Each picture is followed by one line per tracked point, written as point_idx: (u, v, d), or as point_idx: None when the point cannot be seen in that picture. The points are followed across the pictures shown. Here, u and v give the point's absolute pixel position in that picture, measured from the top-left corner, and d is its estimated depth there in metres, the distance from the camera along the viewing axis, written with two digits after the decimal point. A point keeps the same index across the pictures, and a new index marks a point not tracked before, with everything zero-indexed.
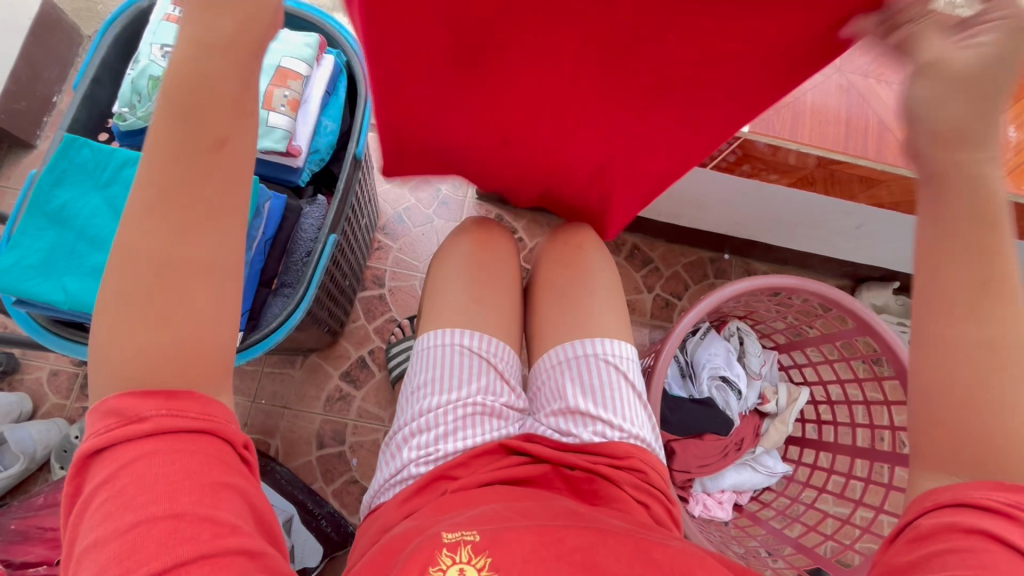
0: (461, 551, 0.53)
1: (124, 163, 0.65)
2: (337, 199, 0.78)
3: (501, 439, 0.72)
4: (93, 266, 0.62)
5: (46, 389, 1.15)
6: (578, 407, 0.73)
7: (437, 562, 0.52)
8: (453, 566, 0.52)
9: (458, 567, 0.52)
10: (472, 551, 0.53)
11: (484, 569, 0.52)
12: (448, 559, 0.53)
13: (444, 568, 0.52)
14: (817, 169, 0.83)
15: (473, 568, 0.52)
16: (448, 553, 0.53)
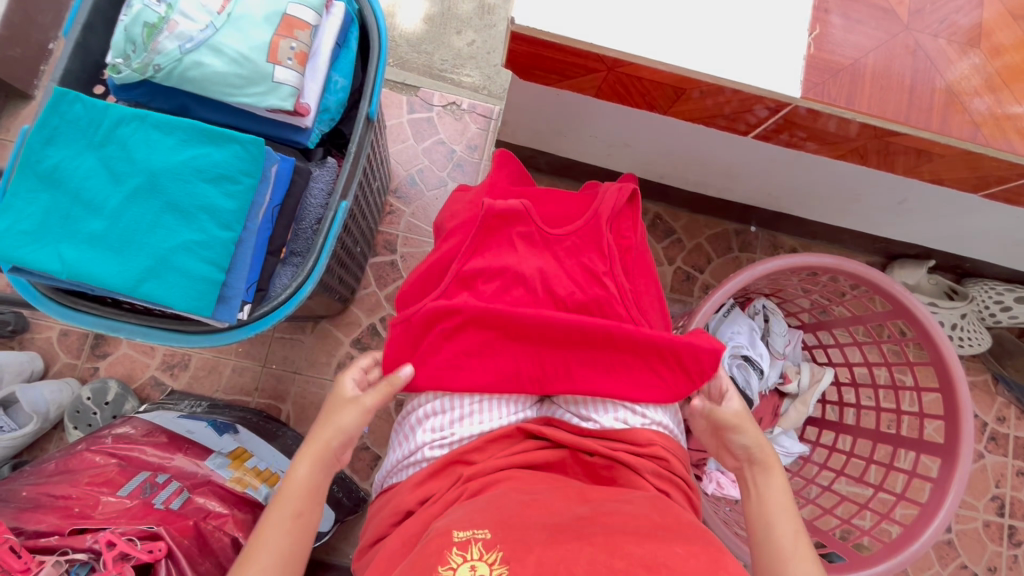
0: (471, 549, 0.50)
1: (119, 120, 0.59)
2: (349, 161, 0.72)
3: (519, 423, 0.70)
4: (89, 232, 0.56)
5: (57, 349, 1.14)
6: (600, 393, 0.71)
7: (447, 562, 0.49)
8: (464, 564, 0.49)
9: (469, 565, 0.49)
10: (484, 548, 0.50)
11: (496, 565, 0.48)
12: (459, 557, 0.50)
13: (454, 568, 0.49)
14: (864, 138, 0.75)
15: (484, 566, 0.48)
16: (458, 552, 0.50)
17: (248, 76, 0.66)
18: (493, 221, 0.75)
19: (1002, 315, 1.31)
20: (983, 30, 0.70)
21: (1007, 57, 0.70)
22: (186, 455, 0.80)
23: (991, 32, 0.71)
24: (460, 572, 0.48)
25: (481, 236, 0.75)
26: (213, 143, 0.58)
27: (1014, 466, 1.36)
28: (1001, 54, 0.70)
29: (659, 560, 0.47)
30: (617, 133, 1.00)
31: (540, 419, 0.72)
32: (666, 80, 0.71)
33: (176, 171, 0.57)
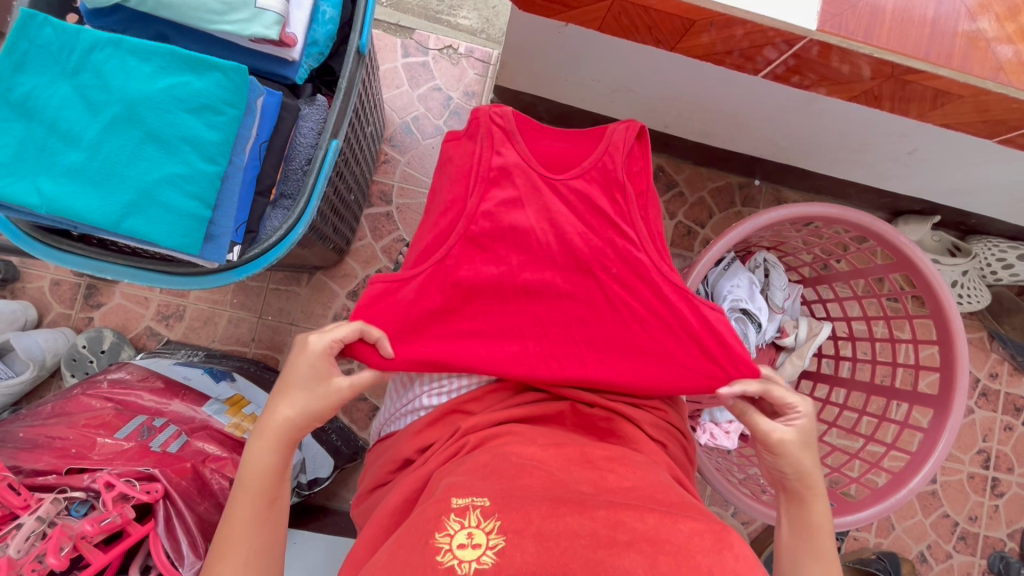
0: (469, 517, 0.48)
1: (92, 45, 0.55)
2: (340, 98, 0.68)
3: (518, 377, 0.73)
4: (67, 165, 0.53)
5: (49, 299, 1.13)
6: None
7: (444, 529, 0.47)
8: (461, 531, 0.46)
9: (467, 532, 0.46)
10: (481, 517, 0.48)
11: (493, 534, 0.46)
12: (456, 524, 0.47)
13: (451, 534, 0.46)
14: (875, 80, 0.72)
15: (481, 534, 0.46)
16: (455, 519, 0.48)
17: (229, 2, 0.61)
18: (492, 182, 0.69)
19: (1002, 273, 1.30)
20: None
21: None
22: (184, 401, 0.80)
23: None
24: (457, 540, 0.46)
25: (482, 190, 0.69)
26: (196, 73, 0.55)
27: (1002, 422, 1.38)
28: None
29: (662, 536, 0.44)
30: (619, 75, 0.96)
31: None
32: (676, 11, 0.67)
33: (155, 101, 0.54)
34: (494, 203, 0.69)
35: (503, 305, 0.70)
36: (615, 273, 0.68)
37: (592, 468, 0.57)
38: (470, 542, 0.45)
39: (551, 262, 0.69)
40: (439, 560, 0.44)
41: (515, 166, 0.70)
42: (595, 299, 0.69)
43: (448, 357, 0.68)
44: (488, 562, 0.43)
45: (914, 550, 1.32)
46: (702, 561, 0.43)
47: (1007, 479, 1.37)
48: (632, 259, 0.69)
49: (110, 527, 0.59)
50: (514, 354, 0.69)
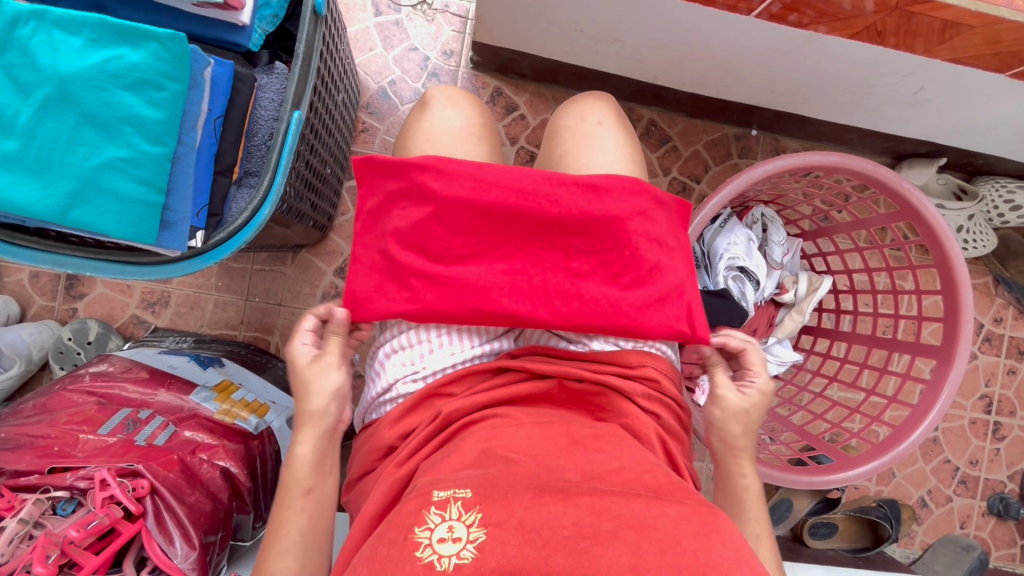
0: (449, 509, 0.47)
1: (13, 19, 0.50)
2: (299, 64, 0.63)
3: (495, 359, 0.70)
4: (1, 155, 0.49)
5: (31, 292, 1.11)
6: None
7: (424, 523, 0.46)
8: (441, 524, 0.46)
9: (447, 525, 0.45)
10: (463, 509, 0.47)
11: (474, 527, 0.45)
12: (436, 517, 0.46)
13: (432, 528, 0.45)
14: (881, 14, 0.66)
15: (461, 527, 0.45)
16: (436, 511, 0.47)
17: None
18: (436, 210, 0.66)
19: (1009, 215, 1.26)
20: None
21: None
22: (170, 391, 0.78)
23: None
24: (437, 534, 0.45)
25: (427, 220, 0.66)
26: (132, 44, 0.50)
27: (1005, 365, 1.37)
28: None
29: (649, 523, 0.45)
30: (601, 24, 0.90)
31: (512, 352, 0.71)
32: None
33: (89, 79, 0.49)
34: (441, 227, 0.66)
35: (464, 305, 0.65)
36: (578, 279, 0.67)
37: (580, 453, 0.54)
38: (450, 535, 0.45)
39: (512, 278, 0.66)
40: (418, 557, 0.43)
41: (451, 196, 0.65)
42: (567, 295, 0.66)
43: (427, 314, 0.66)
44: (467, 558, 0.43)
45: (914, 495, 1.34)
46: (688, 547, 0.43)
47: (1009, 422, 1.37)
48: (591, 268, 0.68)
49: (97, 530, 0.58)
50: (503, 306, 0.65)
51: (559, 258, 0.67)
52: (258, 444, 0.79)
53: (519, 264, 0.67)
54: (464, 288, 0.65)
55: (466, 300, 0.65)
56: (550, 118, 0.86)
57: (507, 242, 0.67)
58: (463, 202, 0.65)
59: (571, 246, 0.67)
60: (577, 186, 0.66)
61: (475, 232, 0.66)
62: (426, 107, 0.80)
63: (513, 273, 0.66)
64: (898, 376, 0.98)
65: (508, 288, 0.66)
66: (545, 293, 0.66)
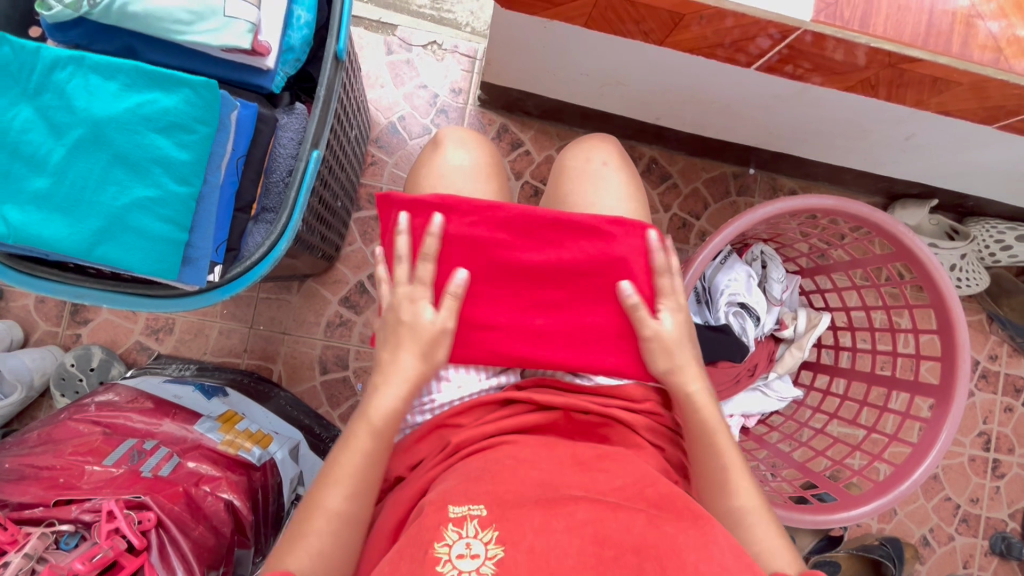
0: (466, 527, 0.48)
1: (53, 64, 0.52)
2: (320, 108, 0.66)
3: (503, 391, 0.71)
4: (33, 191, 0.51)
5: (35, 318, 1.11)
6: None
7: (443, 538, 0.47)
8: (458, 541, 0.47)
9: (464, 542, 0.47)
10: (479, 526, 0.48)
11: (492, 544, 0.46)
12: (454, 534, 0.47)
13: (450, 544, 0.46)
14: (874, 68, 0.69)
15: (479, 544, 0.46)
16: (453, 528, 0.48)
17: (197, 11, 0.59)
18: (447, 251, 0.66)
19: (1000, 254, 1.29)
20: None
21: None
22: (174, 421, 0.79)
23: None
24: (455, 550, 0.46)
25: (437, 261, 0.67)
26: (164, 89, 0.52)
27: (1002, 403, 1.38)
28: None
29: (648, 542, 0.46)
30: (606, 70, 0.93)
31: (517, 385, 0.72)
32: (662, 4, 0.63)
33: (122, 122, 0.51)
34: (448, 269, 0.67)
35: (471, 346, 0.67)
36: (583, 324, 0.68)
37: (585, 473, 0.56)
38: (467, 552, 0.46)
39: (518, 321, 0.68)
40: (439, 571, 0.44)
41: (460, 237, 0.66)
42: (571, 338, 0.68)
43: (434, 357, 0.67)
44: (488, 574, 0.44)
45: (916, 534, 1.33)
46: (687, 559, 0.44)
47: (1008, 460, 1.38)
48: (594, 315, 0.68)
49: (101, 563, 0.57)
50: (510, 348, 0.68)
51: (565, 299, 0.68)
52: (260, 475, 0.79)
53: (525, 307, 0.68)
54: (472, 329, 0.68)
55: (472, 340, 0.68)
56: (556, 158, 0.88)
57: (515, 283, 0.68)
58: (474, 240, 0.66)
59: (576, 290, 0.68)
60: (585, 230, 0.66)
61: (483, 276, 0.67)
62: (437, 148, 0.82)
63: (519, 316, 0.68)
64: (900, 413, 0.98)
65: (514, 332, 0.68)
66: (550, 335, 0.68)
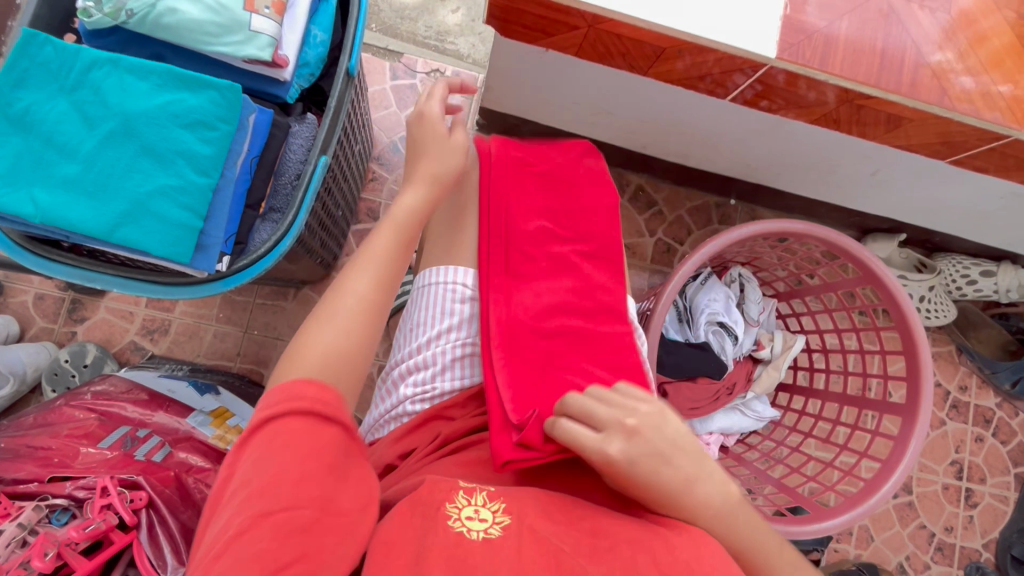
0: (475, 496, 0.51)
1: (91, 63, 0.57)
2: (331, 117, 0.71)
3: None
4: (63, 176, 0.55)
5: (33, 314, 1.13)
6: None
7: (454, 501, 0.50)
8: (468, 506, 0.49)
9: (473, 508, 0.49)
10: (488, 498, 0.51)
11: (499, 513, 0.49)
12: (464, 500, 0.50)
13: (459, 506, 0.49)
14: (839, 106, 0.76)
15: (488, 511, 0.49)
16: (463, 495, 0.51)
17: (225, 25, 0.64)
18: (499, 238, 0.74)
19: (966, 289, 1.37)
20: (968, 19, 0.71)
21: (991, 42, 0.70)
22: (167, 413, 0.80)
23: (973, 19, 0.71)
24: (464, 512, 0.49)
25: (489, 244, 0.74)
26: (191, 90, 0.57)
27: (973, 433, 1.42)
28: (984, 39, 0.70)
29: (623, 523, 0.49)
30: (596, 99, 1.01)
31: None
32: (647, 38, 0.70)
33: (152, 116, 0.56)
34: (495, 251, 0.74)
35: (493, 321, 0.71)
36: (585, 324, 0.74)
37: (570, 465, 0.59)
38: (476, 516, 0.49)
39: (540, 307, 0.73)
40: (449, 525, 0.47)
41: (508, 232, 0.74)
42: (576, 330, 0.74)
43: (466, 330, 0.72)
44: (495, 534, 0.47)
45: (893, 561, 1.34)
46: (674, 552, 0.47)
47: (980, 489, 1.41)
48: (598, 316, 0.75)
49: (94, 534, 0.58)
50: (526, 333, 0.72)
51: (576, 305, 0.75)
52: None
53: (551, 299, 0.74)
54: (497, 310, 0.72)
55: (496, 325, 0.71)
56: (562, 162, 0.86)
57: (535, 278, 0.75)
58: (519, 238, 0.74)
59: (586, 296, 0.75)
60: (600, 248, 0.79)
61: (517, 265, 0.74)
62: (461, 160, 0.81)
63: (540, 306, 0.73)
64: (871, 432, 1.02)
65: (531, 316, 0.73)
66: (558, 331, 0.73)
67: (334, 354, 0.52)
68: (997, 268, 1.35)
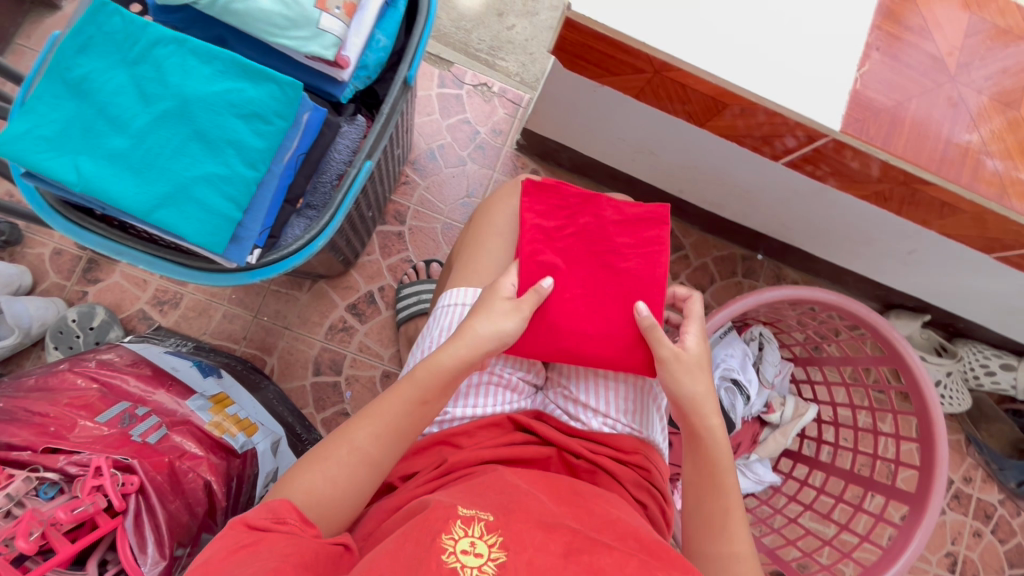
0: (473, 526, 0.50)
1: (156, 40, 0.57)
2: (382, 122, 0.70)
3: (510, 413, 0.71)
4: (111, 148, 0.55)
5: (48, 268, 1.13)
6: (581, 397, 0.71)
7: (451, 531, 0.49)
8: (465, 538, 0.48)
9: (469, 540, 0.48)
10: (485, 529, 0.50)
11: (495, 547, 0.48)
12: (461, 530, 0.49)
13: (455, 539, 0.48)
14: (891, 184, 0.75)
15: (484, 545, 0.48)
16: (461, 525, 0.50)
17: (294, 19, 0.64)
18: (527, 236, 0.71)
19: (984, 379, 1.34)
20: None
21: None
22: (168, 392, 0.79)
23: None
24: (460, 546, 0.47)
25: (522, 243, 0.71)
26: (252, 81, 0.57)
27: (971, 527, 1.39)
28: None
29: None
30: (643, 140, 1.00)
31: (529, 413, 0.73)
32: (710, 91, 0.69)
33: (209, 102, 0.56)
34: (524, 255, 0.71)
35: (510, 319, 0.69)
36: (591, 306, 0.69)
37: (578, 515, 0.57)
38: (472, 550, 0.47)
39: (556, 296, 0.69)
40: (444, 560, 0.46)
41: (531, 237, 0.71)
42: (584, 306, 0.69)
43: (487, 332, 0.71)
44: (489, 572, 0.46)
45: None
46: None
47: None
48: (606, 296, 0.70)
49: (81, 516, 0.57)
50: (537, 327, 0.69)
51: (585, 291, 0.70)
52: (239, 464, 0.78)
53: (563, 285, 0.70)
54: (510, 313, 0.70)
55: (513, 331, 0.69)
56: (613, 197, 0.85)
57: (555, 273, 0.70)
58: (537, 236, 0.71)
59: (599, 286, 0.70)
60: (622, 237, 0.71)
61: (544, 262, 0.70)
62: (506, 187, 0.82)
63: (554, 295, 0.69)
64: (874, 517, 0.99)
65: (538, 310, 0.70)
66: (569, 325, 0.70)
67: (340, 483, 0.56)
68: (1017, 363, 1.33)
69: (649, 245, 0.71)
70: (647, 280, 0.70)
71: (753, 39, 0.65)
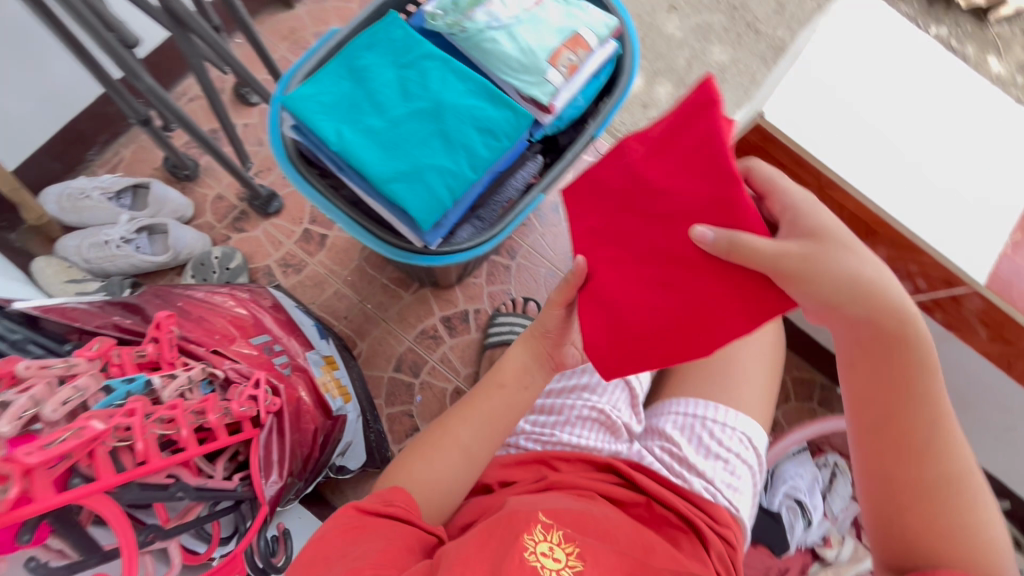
0: (552, 533, 0.54)
1: (428, 56, 0.70)
2: (565, 163, 0.78)
3: (608, 451, 0.73)
4: (369, 125, 0.67)
5: (207, 208, 1.27)
6: (684, 453, 0.72)
7: (531, 533, 0.53)
8: (545, 542, 0.52)
9: (548, 545, 0.52)
10: (563, 538, 0.54)
11: (572, 556, 0.52)
12: (541, 534, 0.53)
13: (536, 540, 0.52)
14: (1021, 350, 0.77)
15: (562, 552, 0.52)
16: (540, 528, 0.54)
17: (527, 66, 0.77)
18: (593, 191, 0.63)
19: None
20: None
21: None
22: (296, 340, 0.87)
23: None
24: (540, 548, 0.52)
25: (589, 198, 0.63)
26: (495, 105, 0.68)
27: None
28: None
29: None
30: None
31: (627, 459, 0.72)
32: (864, 216, 0.75)
33: (458, 111, 0.67)
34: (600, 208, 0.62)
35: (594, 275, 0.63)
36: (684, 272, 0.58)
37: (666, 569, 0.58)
38: (551, 554, 0.52)
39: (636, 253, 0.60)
40: (526, 558, 0.50)
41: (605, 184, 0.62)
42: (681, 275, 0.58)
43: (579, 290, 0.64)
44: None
45: None
46: None
47: None
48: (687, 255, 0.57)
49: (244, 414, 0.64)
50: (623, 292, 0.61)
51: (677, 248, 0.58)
52: (330, 424, 0.83)
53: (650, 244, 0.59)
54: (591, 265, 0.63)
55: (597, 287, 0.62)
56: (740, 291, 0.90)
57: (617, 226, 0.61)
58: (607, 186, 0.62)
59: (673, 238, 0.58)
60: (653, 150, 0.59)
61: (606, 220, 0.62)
62: None
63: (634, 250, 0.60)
64: None
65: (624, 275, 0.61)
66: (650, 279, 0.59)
67: (435, 482, 0.64)
68: None
69: (700, 142, 0.55)
70: (720, 215, 0.55)
71: (911, 191, 0.78)
